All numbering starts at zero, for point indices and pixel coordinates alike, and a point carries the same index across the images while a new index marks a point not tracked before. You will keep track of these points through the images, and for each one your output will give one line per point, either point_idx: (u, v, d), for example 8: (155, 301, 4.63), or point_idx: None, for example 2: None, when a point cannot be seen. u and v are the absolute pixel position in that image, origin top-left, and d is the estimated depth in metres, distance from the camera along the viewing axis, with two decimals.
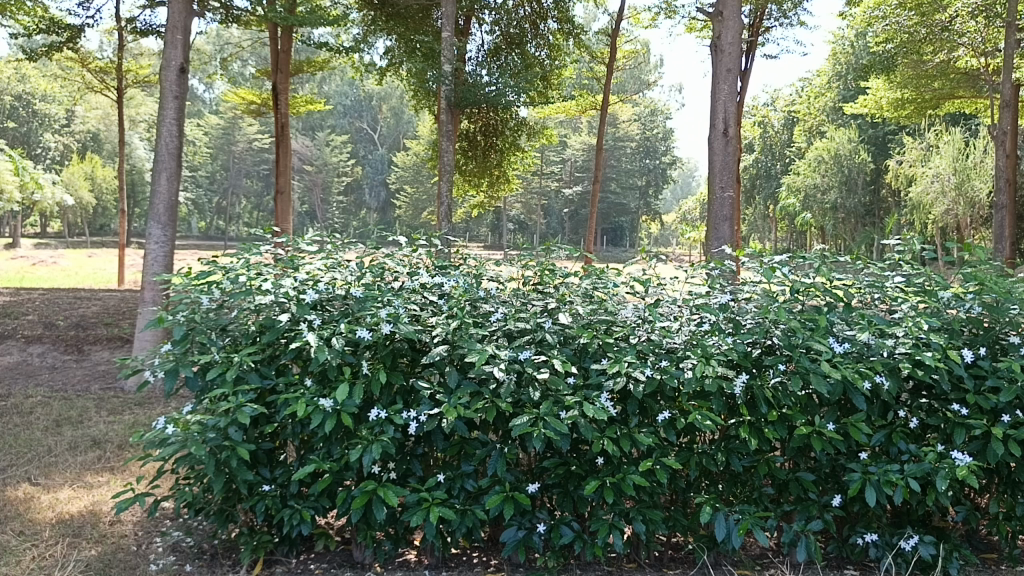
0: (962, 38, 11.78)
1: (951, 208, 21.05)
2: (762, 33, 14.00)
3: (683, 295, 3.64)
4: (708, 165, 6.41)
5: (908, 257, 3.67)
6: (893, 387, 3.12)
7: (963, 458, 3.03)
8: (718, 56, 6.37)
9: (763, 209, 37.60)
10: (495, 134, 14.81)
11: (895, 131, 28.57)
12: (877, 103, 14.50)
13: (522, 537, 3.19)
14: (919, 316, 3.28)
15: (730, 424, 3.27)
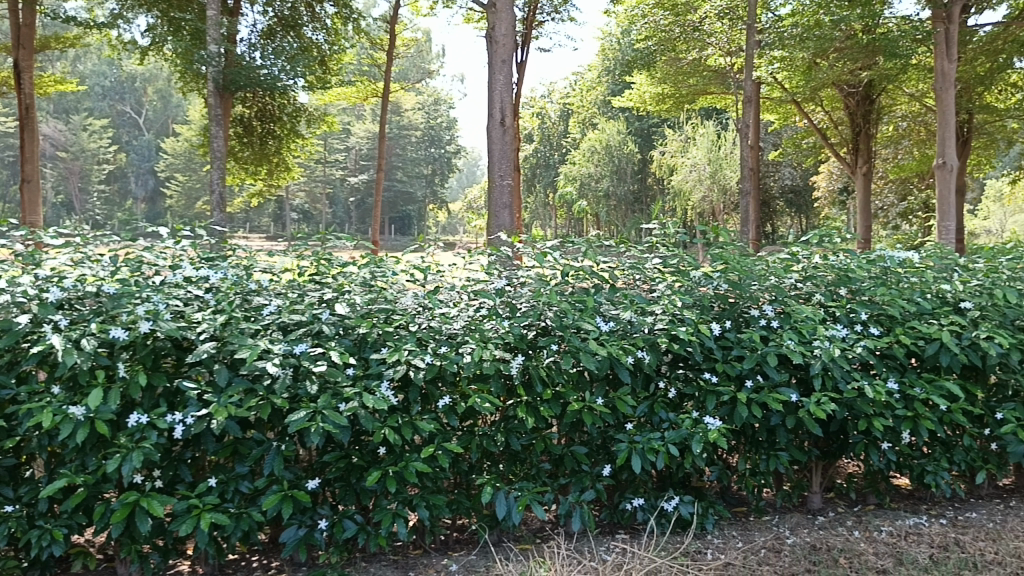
0: (710, 39, 12.77)
1: (707, 195, 23.04)
2: (536, 28, 14.44)
3: (461, 282, 3.69)
4: (486, 155, 6.48)
5: (665, 240, 3.95)
6: (653, 361, 3.36)
7: (713, 423, 3.32)
8: (493, 47, 6.49)
9: (542, 198, 38.88)
10: (271, 119, 14.22)
11: (658, 124, 30.89)
12: (641, 97, 15.52)
13: (303, 535, 3.11)
14: (675, 295, 3.55)
15: (508, 405, 3.36)
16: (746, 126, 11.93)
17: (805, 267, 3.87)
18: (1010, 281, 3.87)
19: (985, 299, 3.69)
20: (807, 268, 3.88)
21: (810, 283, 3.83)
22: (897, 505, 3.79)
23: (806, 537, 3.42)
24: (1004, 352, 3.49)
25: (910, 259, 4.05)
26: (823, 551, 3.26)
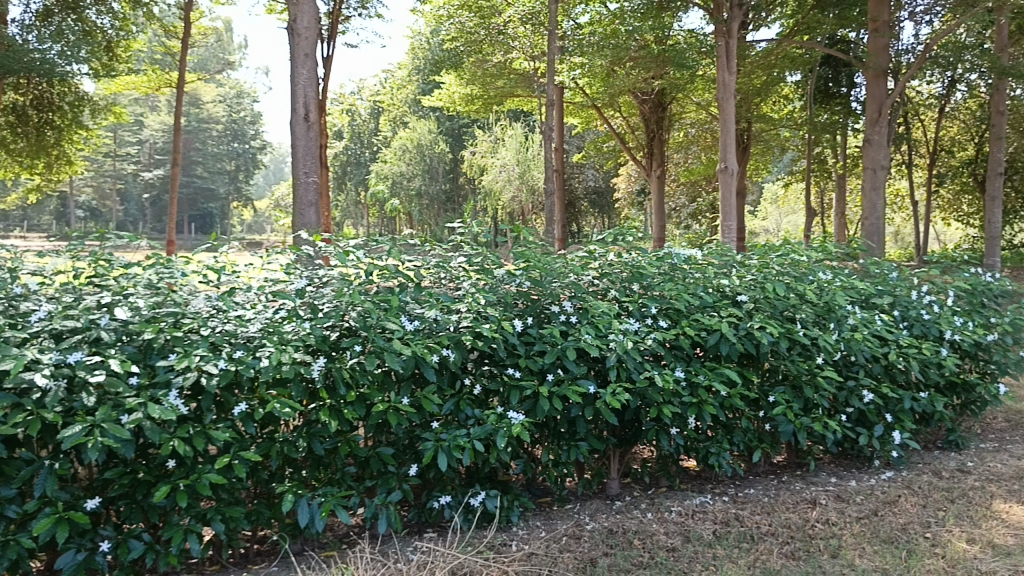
0: (514, 42, 13.24)
1: (516, 195, 23.63)
2: (342, 23, 14.16)
3: (259, 283, 3.53)
4: (290, 151, 6.26)
5: (469, 238, 3.99)
6: (457, 359, 3.38)
7: (517, 417, 3.39)
8: (295, 40, 6.29)
9: (354, 196, 38.24)
10: (49, 108, 12.99)
11: (468, 124, 31.27)
12: (450, 97, 15.64)
13: (82, 559, 2.85)
14: (478, 292, 3.60)
15: (310, 409, 3.26)
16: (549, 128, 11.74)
17: (601, 265, 4.05)
18: (780, 275, 4.25)
19: (758, 293, 4.03)
20: (603, 265, 4.07)
21: (607, 279, 4.01)
22: (686, 486, 4.06)
23: (604, 522, 3.57)
24: (775, 340, 3.83)
25: (695, 256, 4.34)
26: (618, 534, 3.42)
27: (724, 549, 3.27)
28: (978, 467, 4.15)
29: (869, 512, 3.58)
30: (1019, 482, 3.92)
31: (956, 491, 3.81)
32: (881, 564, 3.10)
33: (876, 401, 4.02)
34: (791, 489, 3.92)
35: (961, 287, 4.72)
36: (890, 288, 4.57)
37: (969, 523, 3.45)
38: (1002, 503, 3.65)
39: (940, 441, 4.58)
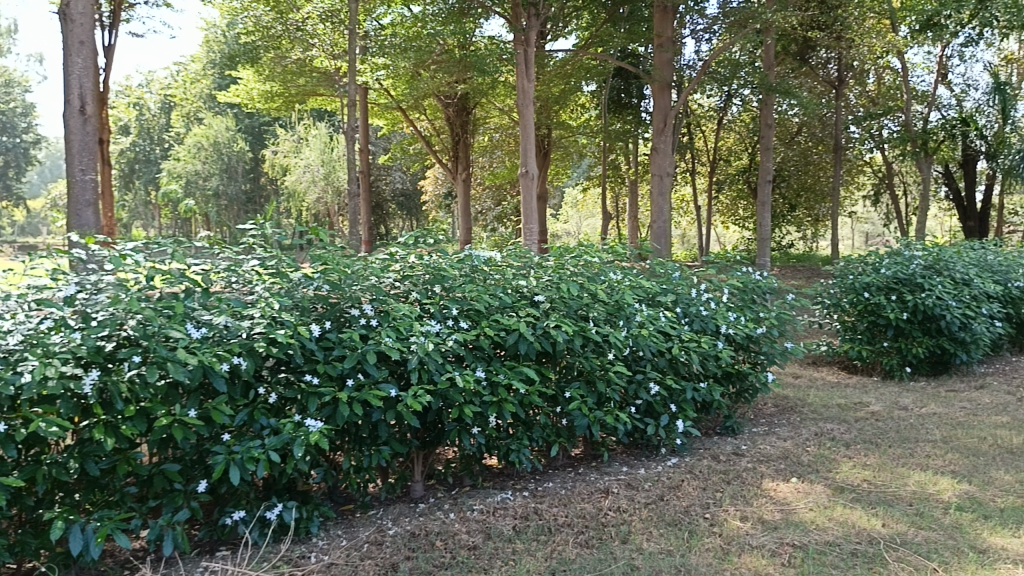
0: (313, 40, 12.72)
1: (321, 196, 23.27)
2: (125, 9, 13.16)
3: (22, 290, 3.20)
4: (64, 146, 5.72)
5: (261, 241, 3.84)
6: (250, 367, 3.23)
7: (315, 424, 3.29)
8: (66, 25, 5.73)
9: (144, 195, 35.78)
10: None
11: (268, 121, 30.16)
12: (248, 93, 15.02)
13: None
14: (271, 297, 3.47)
15: (83, 427, 3.00)
16: (351, 128, 11.10)
17: (401, 267, 4.03)
18: (573, 276, 4.42)
19: (553, 293, 4.17)
20: (404, 267, 4.05)
21: (408, 282, 4.00)
22: (488, 484, 4.13)
23: (407, 526, 3.55)
24: (570, 338, 3.98)
25: (494, 257, 4.41)
26: (421, 537, 3.41)
27: (523, 543, 3.36)
28: (750, 450, 4.53)
29: (656, 497, 3.81)
30: (784, 461, 4.32)
31: (731, 472, 4.13)
32: (666, 546, 3.30)
33: (662, 392, 4.28)
34: (587, 480, 4.09)
35: (734, 285, 5.12)
36: (673, 286, 4.87)
37: (742, 502, 3.76)
38: (771, 481, 4.01)
39: (719, 427, 4.96)
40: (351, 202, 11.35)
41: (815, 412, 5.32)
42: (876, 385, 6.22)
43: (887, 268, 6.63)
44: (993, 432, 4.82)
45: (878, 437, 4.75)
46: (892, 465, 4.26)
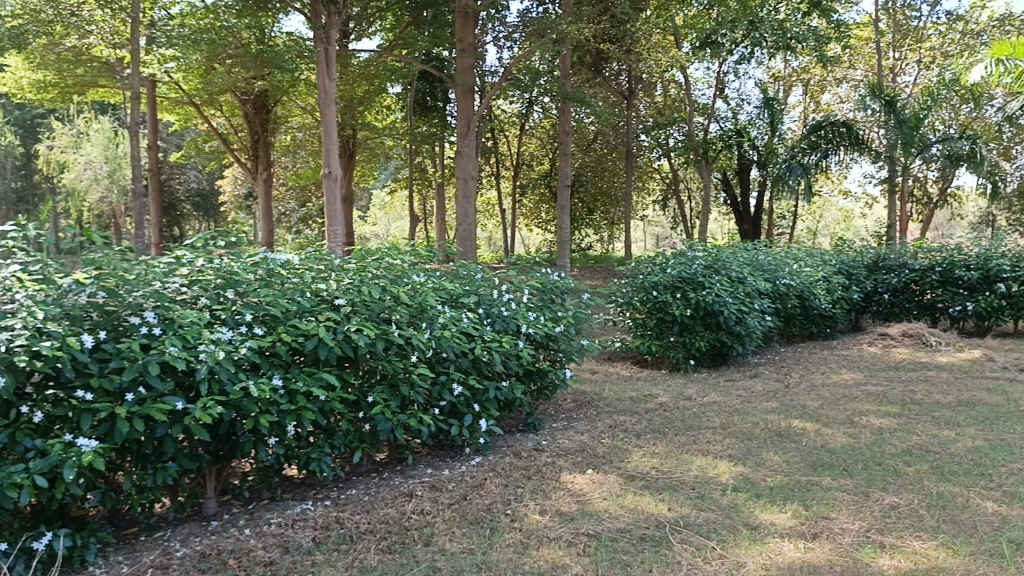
0: (90, 27, 11.32)
1: (105, 195, 21.85)
2: None
3: None
4: None
5: (24, 243, 3.46)
6: (9, 384, 2.91)
7: (88, 444, 3.02)
8: None
9: None
10: None
11: (42, 113, 27.54)
12: (16, 82, 13.61)
13: None
14: (36, 306, 3.13)
15: None
16: (135, 123, 10.28)
17: (190, 271, 3.78)
18: (375, 278, 4.35)
19: (354, 296, 4.08)
20: (192, 271, 3.76)
21: (197, 287, 3.71)
22: (287, 495, 3.98)
23: (197, 545, 3.36)
24: (371, 342, 3.92)
25: (292, 259, 4.25)
26: (212, 557, 3.23)
27: (322, 554, 3.27)
28: (550, 445, 4.68)
29: (459, 497, 3.84)
30: (581, 454, 4.50)
31: (532, 468, 4.25)
32: (467, 546, 3.33)
33: (465, 393, 4.32)
34: (391, 484, 4.05)
35: (534, 285, 5.27)
36: (475, 288, 4.94)
37: (541, 496, 3.87)
38: (568, 475, 4.16)
39: (521, 424, 5.08)
40: (137, 202, 10.37)
41: (610, 406, 5.58)
42: (665, 377, 6.64)
43: (672, 268, 7.10)
44: (764, 417, 5.28)
45: (665, 427, 5.06)
46: (678, 452, 4.55)
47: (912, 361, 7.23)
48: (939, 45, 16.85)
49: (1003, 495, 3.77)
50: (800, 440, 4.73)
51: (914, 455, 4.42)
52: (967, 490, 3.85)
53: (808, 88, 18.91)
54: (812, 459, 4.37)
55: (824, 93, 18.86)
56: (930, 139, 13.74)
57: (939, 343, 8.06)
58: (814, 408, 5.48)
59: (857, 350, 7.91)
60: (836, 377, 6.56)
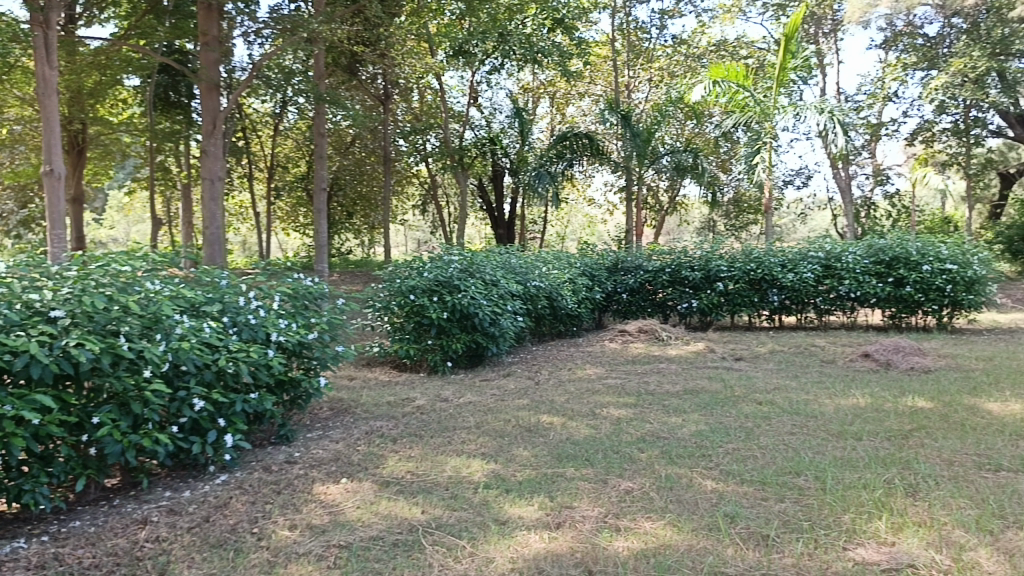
0: None
1: None
2: None
3: None
4: None
5: None
6: None
7: None
8: None
9: None
10: None
11: None
12: None
13: None
14: None
15: None
16: None
17: None
18: (101, 287, 3.96)
19: (75, 307, 3.69)
20: None
21: None
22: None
23: None
24: (96, 357, 3.56)
25: None
26: None
27: None
28: (303, 456, 4.53)
29: (200, 520, 3.60)
30: (334, 464, 4.40)
31: (283, 482, 4.09)
32: (208, 571, 3.12)
33: (208, 407, 4.06)
34: (122, 512, 3.71)
35: (284, 291, 5.08)
36: (219, 295, 4.66)
37: (291, 510, 3.73)
38: (320, 486, 4.05)
39: (272, 437, 4.87)
40: None
41: (366, 412, 5.52)
42: (422, 380, 6.69)
43: (428, 271, 7.18)
44: (516, 414, 5.48)
45: (421, 429, 5.10)
46: (432, 454, 4.59)
47: (647, 355, 7.86)
48: (666, 65, 18.49)
49: (720, 473, 4.19)
50: (548, 434, 4.96)
51: (647, 442, 4.79)
52: (691, 470, 4.23)
53: (555, 101, 20.04)
54: (559, 451, 4.60)
55: (568, 106, 20.09)
56: (660, 151, 14.92)
57: (669, 337, 8.83)
58: (561, 403, 5.77)
59: (599, 347, 8.46)
60: (581, 373, 6.96)
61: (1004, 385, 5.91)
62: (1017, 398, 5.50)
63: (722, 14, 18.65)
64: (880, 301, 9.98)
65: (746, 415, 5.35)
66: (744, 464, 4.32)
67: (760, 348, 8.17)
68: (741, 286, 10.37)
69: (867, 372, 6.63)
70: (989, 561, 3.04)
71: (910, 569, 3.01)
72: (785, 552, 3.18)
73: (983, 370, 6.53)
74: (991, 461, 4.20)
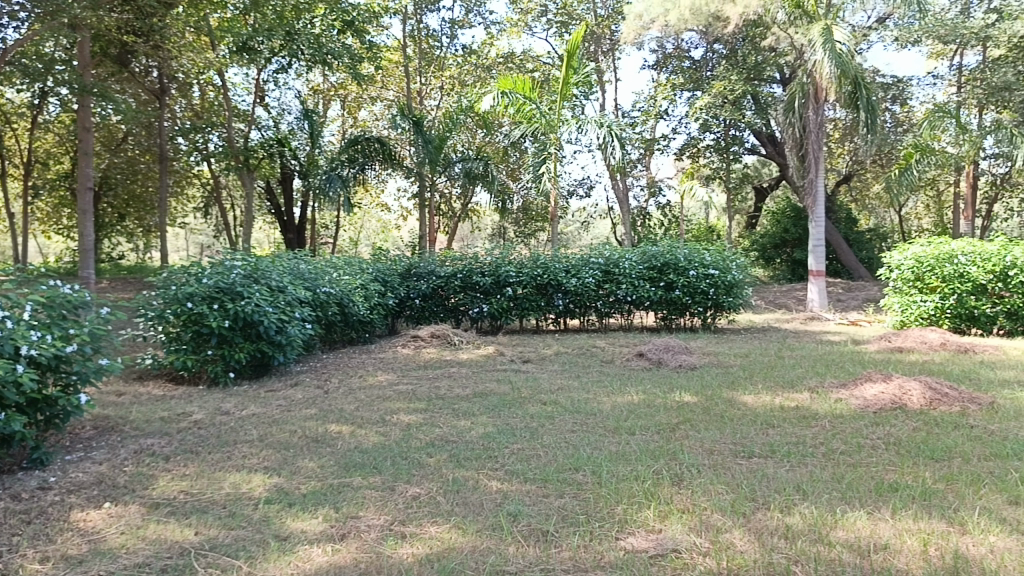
0: None
1: None
2: None
3: None
4: None
5: None
6: None
7: None
8: None
9: None
10: None
11: None
12: None
13: None
14: None
15: None
16: None
17: None
18: None
19: None
20: None
21: None
22: None
23: None
24: None
25: None
26: None
27: None
28: (60, 481, 4.12)
29: None
30: (97, 487, 4.04)
31: (34, 511, 3.69)
32: None
33: None
34: None
35: (38, 300, 4.60)
36: None
37: (43, 541, 3.38)
38: (79, 512, 3.70)
39: (24, 462, 4.39)
40: None
41: (136, 429, 5.12)
42: (201, 393, 6.31)
43: (208, 278, 6.81)
44: (302, 424, 5.31)
45: (198, 445, 4.81)
46: (209, 471, 4.35)
47: (438, 360, 7.91)
48: (457, 74, 18.78)
49: (505, 473, 4.30)
50: (335, 444, 4.85)
51: (435, 446, 4.82)
52: (477, 472, 4.30)
53: (346, 104, 19.82)
54: (346, 461, 4.51)
55: (360, 109, 19.97)
56: (452, 158, 15.07)
57: (461, 341, 8.95)
58: (349, 411, 5.67)
59: (391, 352, 8.41)
60: (372, 380, 6.88)
61: (756, 378, 6.54)
62: (768, 390, 6.09)
63: (509, 27, 19.23)
64: (654, 303, 10.71)
65: (530, 415, 5.53)
66: (528, 463, 4.46)
67: (546, 350, 8.48)
68: (529, 291, 10.73)
69: (642, 371, 7.08)
70: (742, 541, 3.33)
71: (674, 554, 3.23)
72: (562, 546, 3.31)
73: (740, 365, 7.18)
74: (745, 448, 4.61)
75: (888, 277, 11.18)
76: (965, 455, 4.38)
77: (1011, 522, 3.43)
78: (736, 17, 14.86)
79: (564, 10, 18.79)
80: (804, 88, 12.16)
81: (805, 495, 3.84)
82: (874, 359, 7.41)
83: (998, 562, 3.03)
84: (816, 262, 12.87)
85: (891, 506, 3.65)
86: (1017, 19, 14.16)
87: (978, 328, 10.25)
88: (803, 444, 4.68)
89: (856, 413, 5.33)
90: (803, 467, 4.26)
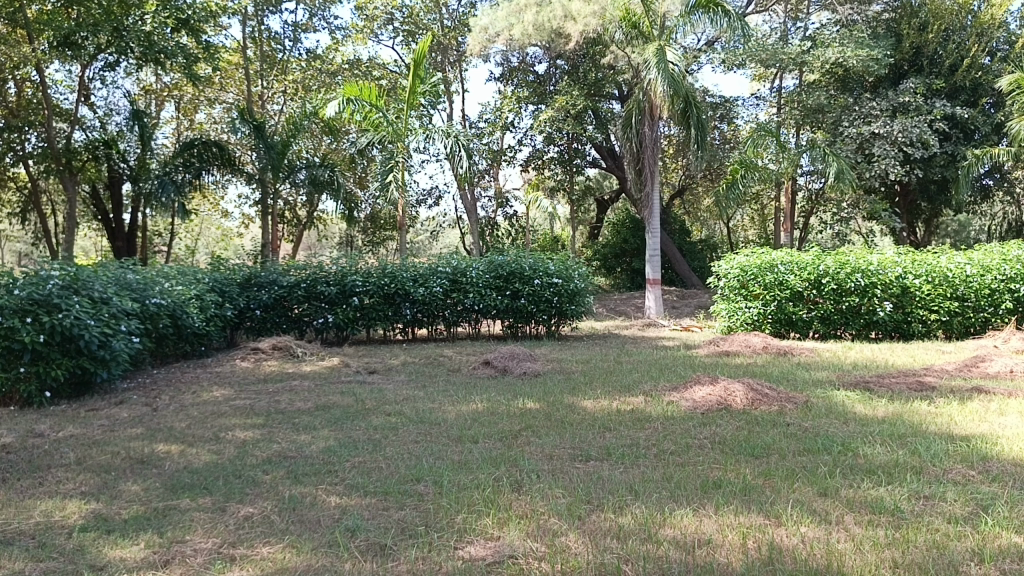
0: None
1: None
2: None
3: None
4: None
5: None
6: None
7: None
8: None
9: None
10: None
11: None
12: None
13: None
14: None
15: None
16: None
17: None
18: None
19: None
20: None
21: None
22: None
23: None
24: None
25: None
26: None
27: None
28: None
29: None
30: None
31: None
32: None
33: None
34: None
35: None
36: None
37: None
38: None
39: None
40: None
41: None
42: (10, 415, 5.82)
43: (20, 288, 6.31)
44: (126, 445, 4.99)
45: (5, 471, 4.42)
46: (17, 499, 4.00)
47: (279, 372, 7.67)
48: (301, 79, 18.34)
49: (344, 488, 4.21)
50: (162, 464, 4.59)
51: (272, 462, 4.65)
52: (315, 488, 4.19)
53: (181, 105, 19.00)
54: (173, 482, 4.27)
55: (196, 111, 19.18)
56: (296, 165, 14.64)
57: (303, 353, 8.72)
58: (180, 429, 5.38)
59: (228, 366, 8.07)
60: (206, 395, 6.57)
61: (596, 383, 6.76)
62: (606, 395, 6.30)
63: (354, 33, 18.99)
64: (500, 312, 10.85)
65: (374, 427, 5.45)
66: (368, 476, 4.39)
67: (392, 361, 8.40)
68: (376, 300, 10.61)
69: (487, 378, 7.15)
70: (576, 543, 3.41)
71: (511, 560, 3.26)
72: (400, 560, 3.26)
73: (580, 371, 7.39)
74: (582, 452, 4.74)
75: (718, 285, 11.85)
76: (781, 451, 4.68)
77: (820, 513, 3.70)
78: (577, 34, 15.33)
79: (411, 19, 18.78)
80: (640, 105, 12.74)
81: (637, 496, 3.99)
82: (704, 363, 7.82)
83: (807, 551, 3.26)
84: (653, 270, 13.45)
85: (715, 502, 3.86)
86: (828, 47, 15.29)
87: (796, 333, 11.05)
88: (637, 446, 4.86)
89: (685, 414, 5.60)
90: (635, 468, 4.42)
